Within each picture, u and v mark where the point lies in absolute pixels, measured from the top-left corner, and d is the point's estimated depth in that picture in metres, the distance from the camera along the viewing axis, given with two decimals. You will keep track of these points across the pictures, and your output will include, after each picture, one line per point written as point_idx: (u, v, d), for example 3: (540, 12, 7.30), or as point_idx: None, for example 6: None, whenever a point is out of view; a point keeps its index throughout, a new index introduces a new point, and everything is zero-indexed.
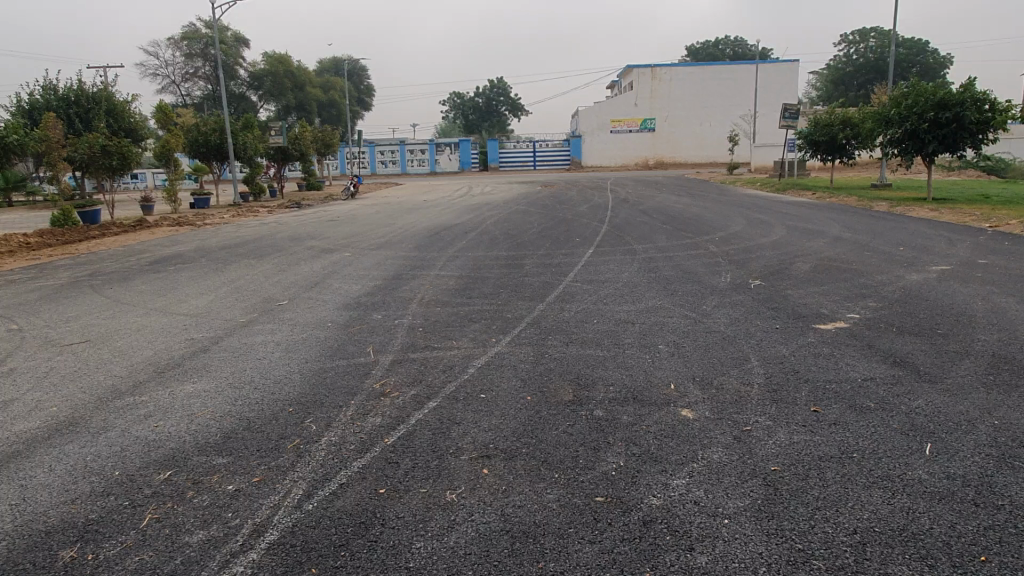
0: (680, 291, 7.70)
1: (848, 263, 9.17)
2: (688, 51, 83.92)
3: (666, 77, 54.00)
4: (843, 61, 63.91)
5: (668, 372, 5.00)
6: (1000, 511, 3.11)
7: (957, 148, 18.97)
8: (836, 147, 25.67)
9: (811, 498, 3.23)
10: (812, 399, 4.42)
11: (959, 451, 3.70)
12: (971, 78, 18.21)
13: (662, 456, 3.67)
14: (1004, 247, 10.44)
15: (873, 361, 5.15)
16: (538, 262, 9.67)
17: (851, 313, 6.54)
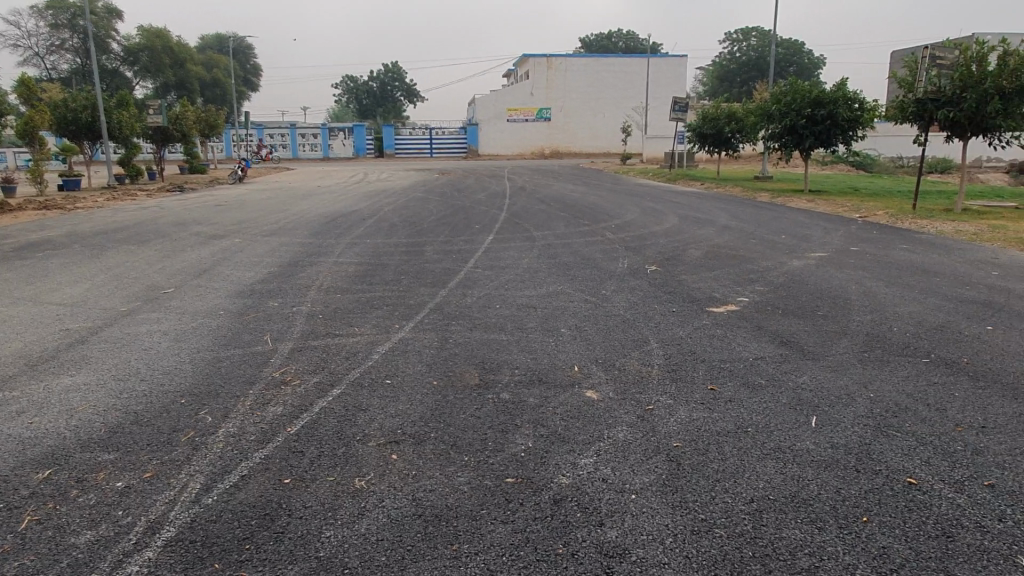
0: (580, 276, 7.84)
1: (736, 250, 9.63)
2: (582, 42, 85.39)
3: (562, 67, 54.81)
4: (728, 58, 66.97)
5: (571, 355, 5.08)
6: (878, 476, 3.37)
7: (831, 143, 20.25)
8: (722, 141, 26.85)
9: (711, 471, 3.37)
10: (709, 378, 4.62)
11: (841, 422, 3.97)
12: (843, 78, 19.49)
13: (570, 437, 3.73)
14: (872, 236, 11.31)
15: (762, 341, 5.44)
16: (439, 249, 9.58)
17: (740, 296, 6.88)
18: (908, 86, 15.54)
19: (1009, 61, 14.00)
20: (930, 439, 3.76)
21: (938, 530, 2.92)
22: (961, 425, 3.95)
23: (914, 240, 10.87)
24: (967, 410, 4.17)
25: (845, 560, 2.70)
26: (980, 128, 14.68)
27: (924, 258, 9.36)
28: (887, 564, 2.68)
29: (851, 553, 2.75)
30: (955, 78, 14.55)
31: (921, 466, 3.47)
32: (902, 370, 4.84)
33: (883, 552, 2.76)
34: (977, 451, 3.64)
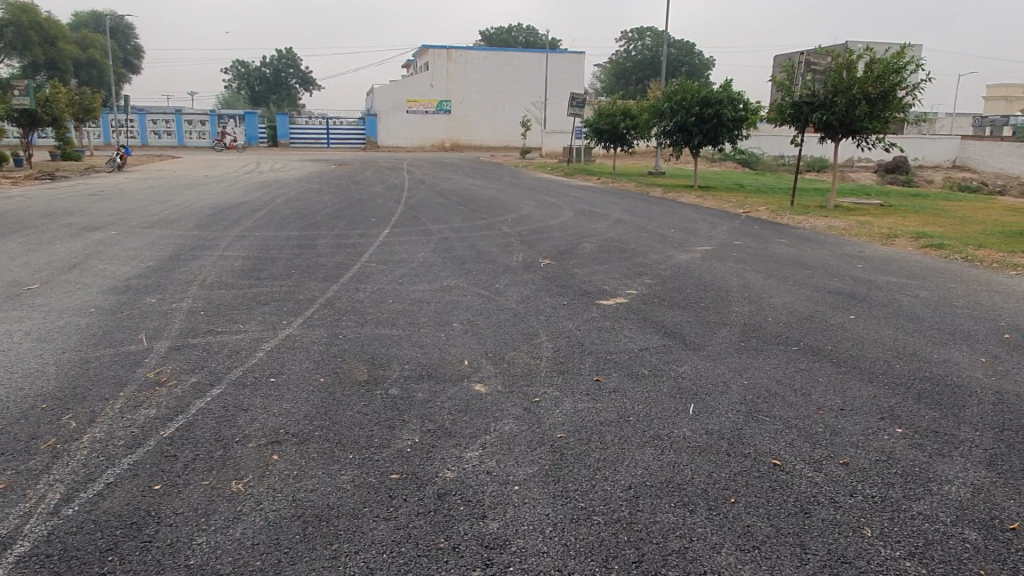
0: (474, 270, 7.86)
1: (627, 244, 9.93)
2: (482, 35, 85.39)
3: (461, 60, 54.67)
4: (624, 57, 68.76)
5: (462, 349, 5.10)
6: (747, 459, 3.57)
7: (717, 141, 21.19)
8: (617, 137, 27.58)
9: (593, 460, 3.48)
10: (595, 369, 4.76)
11: (715, 409, 4.18)
12: (728, 79, 20.43)
13: (457, 431, 3.75)
14: (753, 230, 11.92)
15: (647, 333, 5.64)
16: (331, 242, 9.38)
17: (629, 289, 7.11)
18: (785, 89, 16.44)
19: (875, 68, 15.07)
20: (794, 423, 4.02)
21: (797, 507, 3.13)
22: (823, 408, 4.25)
23: (790, 235, 11.55)
24: (830, 394, 4.48)
25: (713, 540, 2.85)
26: (850, 130, 15.74)
27: (799, 252, 9.96)
28: (750, 541, 2.86)
29: (719, 532, 2.91)
30: (828, 83, 15.52)
31: (785, 447, 3.71)
32: (774, 358, 5.14)
33: (747, 531, 2.93)
34: (836, 433, 3.92)
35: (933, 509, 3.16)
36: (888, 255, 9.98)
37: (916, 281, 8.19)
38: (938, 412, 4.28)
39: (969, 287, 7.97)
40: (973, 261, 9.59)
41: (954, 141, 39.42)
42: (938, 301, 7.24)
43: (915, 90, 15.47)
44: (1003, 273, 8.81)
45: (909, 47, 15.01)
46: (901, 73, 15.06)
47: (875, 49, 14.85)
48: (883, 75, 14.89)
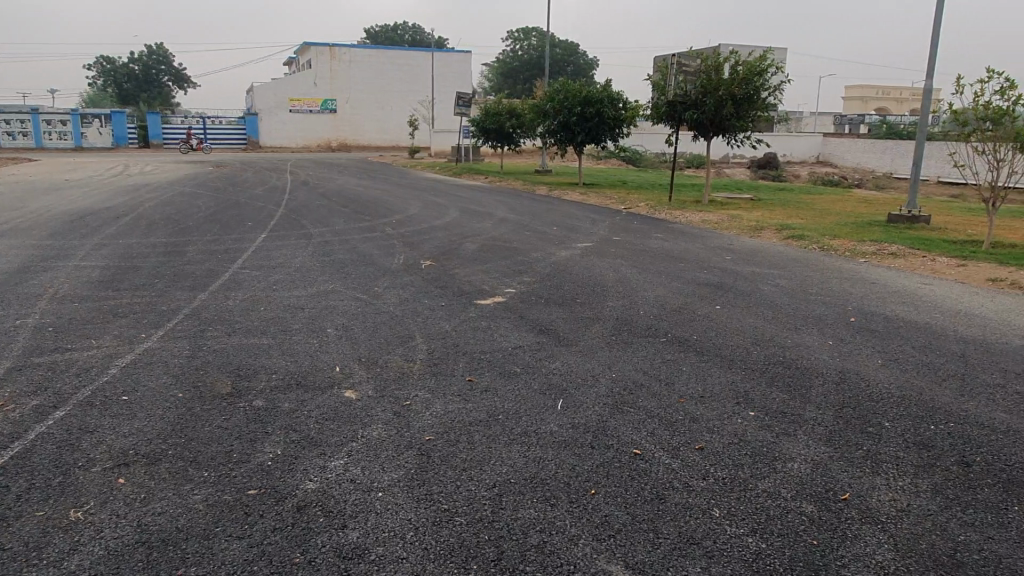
0: (353, 274, 7.72)
1: (510, 242, 10.04)
2: (367, 33, 84.12)
3: (345, 57, 53.62)
4: (511, 56, 69.46)
5: (333, 355, 5.00)
6: (610, 450, 3.68)
7: (600, 139, 21.77)
8: (505, 136, 27.83)
9: (459, 461, 3.50)
10: (468, 370, 4.79)
11: (583, 403, 4.29)
12: (608, 79, 21.06)
13: (322, 439, 3.67)
14: (632, 226, 12.33)
15: (522, 331, 5.73)
16: (202, 249, 8.95)
17: (508, 288, 7.19)
18: (660, 89, 17.09)
19: (740, 71, 15.95)
20: (655, 412, 4.19)
21: (653, 494, 3.27)
22: (684, 396, 4.45)
23: (666, 229, 12.02)
24: (691, 382, 4.70)
25: (571, 532, 2.93)
26: (720, 128, 16.55)
27: (673, 245, 10.39)
28: (606, 531, 2.95)
29: (578, 524, 2.99)
30: (698, 84, 16.28)
31: (647, 437, 3.85)
32: (642, 350, 5.33)
33: (605, 521, 3.02)
34: (695, 419, 4.11)
35: (776, 486, 3.38)
36: (754, 246, 10.57)
37: (778, 271, 8.72)
38: (787, 394, 4.57)
39: (824, 275, 8.55)
40: (829, 250, 10.31)
41: (817, 137, 42.24)
42: (795, 289, 7.73)
43: (777, 92, 16.50)
44: (854, 261, 9.53)
45: (770, 51, 16.00)
46: (764, 75, 16.03)
47: (740, 52, 15.72)
48: (748, 77, 15.80)
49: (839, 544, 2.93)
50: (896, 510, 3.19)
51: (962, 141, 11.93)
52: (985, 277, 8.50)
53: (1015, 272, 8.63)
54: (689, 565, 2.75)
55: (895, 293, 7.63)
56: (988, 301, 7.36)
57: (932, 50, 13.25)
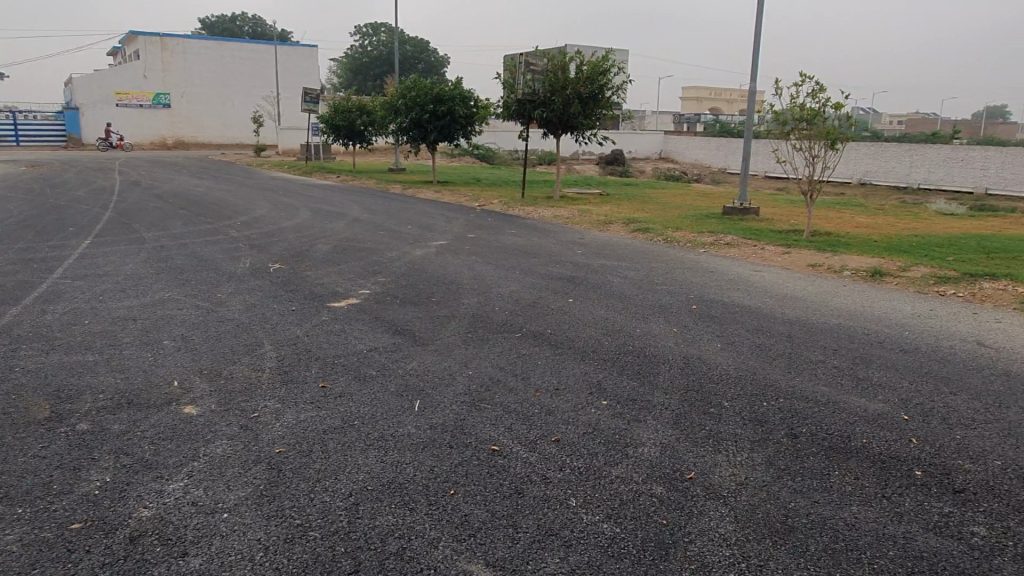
0: (192, 280, 7.23)
1: (363, 242, 9.81)
2: (201, 24, 79.36)
3: (178, 49, 50.25)
4: (359, 52, 68.06)
5: (171, 369, 4.64)
6: (468, 449, 3.67)
7: (452, 137, 21.78)
8: (356, 134, 27.20)
9: (313, 472, 3.34)
10: (320, 375, 4.60)
11: (440, 402, 4.25)
12: (457, 77, 21.14)
13: (159, 461, 3.39)
14: (486, 222, 12.44)
15: (378, 332, 5.60)
16: (13, 258, 8.03)
17: (362, 289, 7.01)
18: (509, 88, 17.37)
19: (585, 70, 16.51)
20: (512, 407, 4.22)
21: (512, 489, 3.28)
22: (540, 390, 4.52)
23: (520, 226, 12.23)
24: (546, 375, 4.79)
25: (430, 536, 2.88)
26: (568, 127, 17.09)
27: (525, 241, 10.59)
28: (466, 530, 2.93)
29: (437, 527, 2.95)
30: (546, 83, 16.67)
31: (504, 433, 3.87)
32: (498, 346, 5.37)
33: (464, 520, 3.00)
34: (550, 412, 4.19)
35: (629, 472, 3.50)
36: (604, 240, 10.99)
37: (626, 263, 9.09)
38: (636, 381, 4.78)
39: (667, 265, 9.04)
40: (671, 242, 10.91)
41: (658, 135, 44.59)
42: (642, 279, 8.10)
43: (620, 91, 17.24)
44: (694, 252, 10.14)
45: (611, 52, 16.67)
46: (607, 75, 16.70)
47: (584, 52, 16.28)
48: (592, 77, 16.40)
49: (686, 520, 3.08)
50: (736, 484, 3.41)
51: (784, 139, 13.03)
52: (806, 262, 9.32)
53: (830, 258, 9.53)
54: (548, 557, 2.78)
55: (731, 280, 8.18)
56: (810, 285, 8.09)
57: (755, 56, 14.37)
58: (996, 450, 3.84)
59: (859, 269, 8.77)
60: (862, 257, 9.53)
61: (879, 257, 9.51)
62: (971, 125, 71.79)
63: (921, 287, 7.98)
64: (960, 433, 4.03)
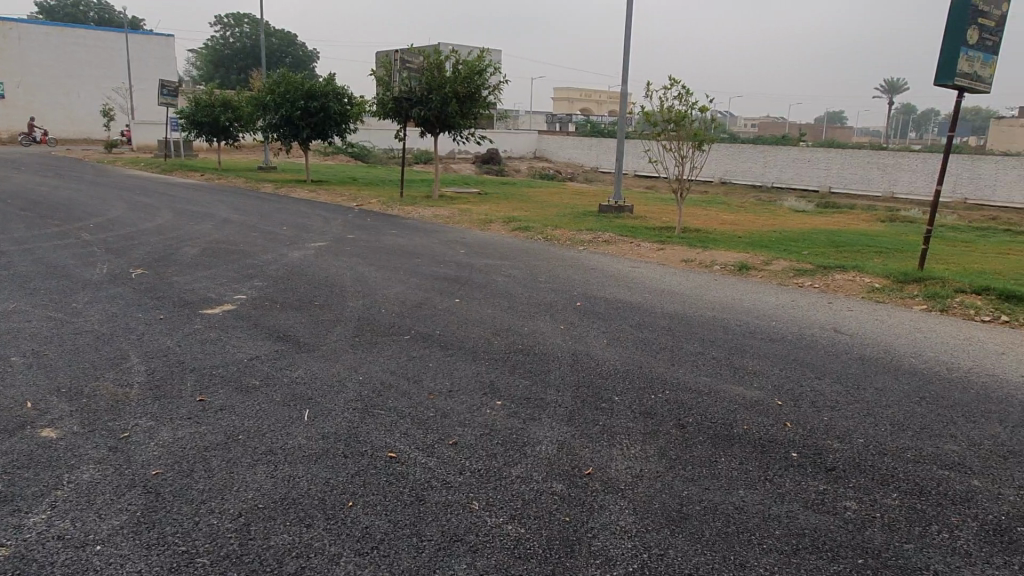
0: (41, 289, 6.57)
1: (235, 245, 9.31)
2: (37, 7, 72.51)
3: (11, 33, 45.66)
4: (220, 43, 64.67)
5: (23, 389, 4.18)
6: (364, 457, 3.55)
7: (325, 134, 21.19)
8: (220, 130, 25.82)
9: (196, 493, 3.12)
10: (197, 389, 4.30)
11: (331, 410, 4.09)
12: (330, 73, 20.56)
13: (14, 493, 3.04)
14: (366, 222, 12.17)
15: (258, 339, 5.32)
16: None
17: (237, 294, 6.64)
18: (384, 85, 17.06)
19: (461, 70, 16.52)
20: (407, 412, 4.13)
21: (413, 497, 3.20)
22: (433, 393, 4.45)
23: (399, 225, 12.04)
24: (438, 377, 4.73)
25: (330, 552, 2.76)
26: (445, 126, 17.03)
27: (407, 241, 10.44)
28: (368, 543, 2.83)
29: (337, 542, 2.82)
30: (423, 81, 16.52)
31: (401, 439, 3.77)
32: (388, 349, 5.25)
33: (366, 532, 2.90)
34: (445, 414, 4.14)
35: (528, 471, 3.51)
36: (486, 239, 11.01)
37: (509, 262, 9.16)
38: (528, 379, 4.81)
39: (550, 264, 9.19)
40: (552, 240, 11.11)
41: (532, 135, 45.40)
42: (527, 278, 8.19)
43: (495, 91, 17.39)
44: (575, 249, 10.38)
45: (487, 52, 16.78)
46: (483, 75, 16.79)
47: (460, 51, 16.27)
48: (469, 77, 16.43)
49: (588, 516, 3.12)
50: (631, 476, 3.50)
51: (654, 140, 13.60)
52: (680, 258, 9.77)
53: (701, 253, 10.03)
54: (455, 563, 2.74)
55: (611, 277, 8.44)
56: (684, 280, 8.49)
57: (625, 59, 14.90)
58: (858, 429, 4.18)
59: (727, 264, 9.30)
60: (730, 252, 10.10)
61: (745, 252, 10.11)
62: (814, 129, 78.08)
63: (783, 279, 8.58)
64: (828, 415, 4.35)
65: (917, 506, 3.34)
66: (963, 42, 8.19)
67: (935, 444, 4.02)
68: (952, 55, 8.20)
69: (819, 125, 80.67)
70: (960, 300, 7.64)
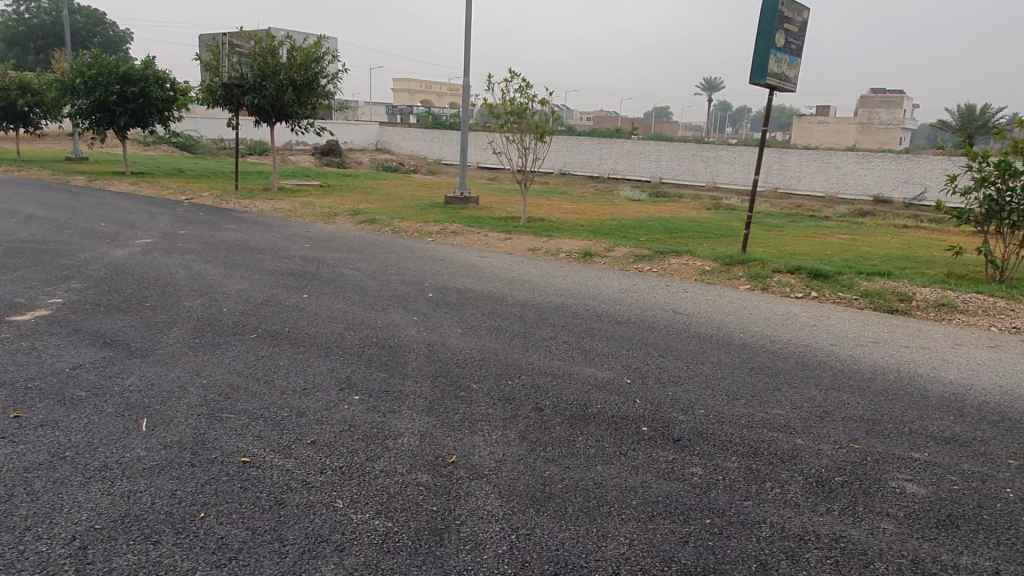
0: None
1: (45, 243, 8.38)
2: None
3: None
4: (13, 19, 57.73)
5: None
6: (214, 464, 3.33)
7: (145, 121, 19.64)
8: (17, 115, 23.06)
9: (17, 519, 2.78)
10: (11, 405, 3.83)
11: (174, 418, 3.80)
12: (150, 56, 19.07)
13: None
14: (198, 217, 11.40)
15: (81, 346, 4.83)
16: None
17: (52, 298, 5.99)
18: (213, 70, 16.00)
19: (296, 57, 15.87)
20: (259, 413, 3.92)
21: (271, 501, 3.05)
22: (286, 392, 4.26)
23: (237, 220, 11.40)
24: (290, 376, 4.53)
25: (183, 567, 2.57)
26: (281, 114, 16.31)
27: (245, 236, 9.91)
28: (225, 554, 2.66)
29: (190, 557, 2.63)
30: (254, 67, 15.68)
31: (254, 442, 3.58)
32: (232, 349, 4.96)
33: (222, 543, 2.73)
34: (300, 413, 3.97)
35: (391, 464, 3.46)
36: (332, 232, 10.70)
37: (359, 255, 8.95)
38: (384, 372, 4.74)
39: (400, 255, 9.07)
40: (399, 232, 10.97)
41: (373, 126, 44.55)
42: (376, 270, 8.05)
43: (333, 81, 16.90)
44: (424, 241, 10.30)
45: (323, 39, 16.24)
46: (320, 63, 16.26)
47: (295, 37, 15.64)
48: (305, 64, 15.84)
49: (456, 504, 3.13)
50: (494, 461, 3.55)
51: (497, 132, 13.80)
52: (527, 247, 10.00)
53: (547, 242, 10.34)
54: (322, 564, 2.64)
55: (462, 267, 8.50)
56: (533, 268, 8.72)
57: (467, 50, 14.98)
58: (699, 400, 4.51)
59: (572, 251, 9.66)
60: (574, 240, 10.50)
61: (588, 239, 10.56)
62: (642, 124, 82.81)
63: (624, 265, 9.01)
64: (672, 389, 4.64)
65: (753, 466, 3.66)
66: (773, 45, 8.98)
67: (764, 410, 4.42)
68: (763, 56, 8.97)
69: (646, 119, 85.72)
70: (777, 279, 8.44)
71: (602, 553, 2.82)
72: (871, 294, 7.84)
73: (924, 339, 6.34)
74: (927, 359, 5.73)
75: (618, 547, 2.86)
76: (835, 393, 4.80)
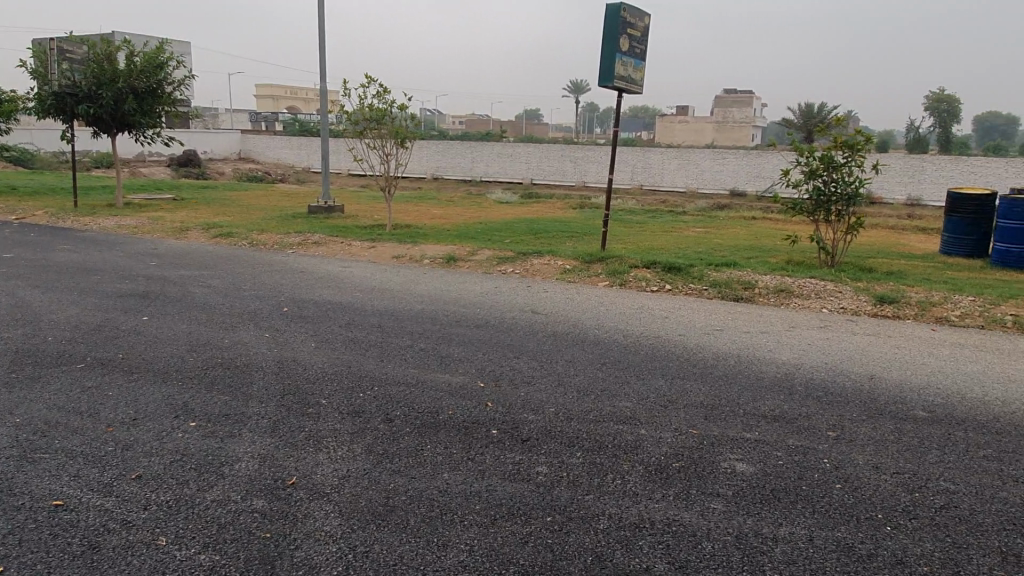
0: None
1: None
2: None
3: None
4: None
5: None
6: (21, 511, 3.04)
7: None
8: None
9: None
10: None
11: None
12: None
13: None
14: (28, 238, 10.45)
15: None
16: None
17: None
18: (41, 78, 14.78)
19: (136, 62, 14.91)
20: (79, 451, 3.62)
21: (84, 545, 2.82)
22: (113, 425, 3.96)
23: (74, 239, 10.58)
24: (119, 407, 4.21)
25: None
26: (123, 124, 15.27)
27: (83, 256, 9.20)
28: None
29: None
30: (89, 74, 14.59)
31: (69, 482, 3.30)
32: (55, 382, 4.56)
33: None
34: (127, 446, 3.71)
35: (225, 492, 3.28)
36: (183, 248, 10.13)
37: (212, 271, 8.54)
38: (227, 394, 4.51)
39: (257, 269, 8.72)
40: (258, 245, 10.54)
41: (235, 134, 42.73)
42: (228, 286, 7.69)
43: (180, 88, 16.03)
44: (283, 253, 9.96)
45: (167, 43, 15.36)
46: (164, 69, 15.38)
47: (135, 42, 14.72)
48: (148, 70, 14.91)
49: (292, 527, 3.01)
50: (337, 479, 3.45)
51: (357, 138, 13.54)
52: (391, 254, 9.87)
53: (412, 248, 10.26)
54: None
55: (322, 278, 8.29)
56: (396, 275, 8.62)
57: (322, 55, 14.64)
58: (550, 399, 4.58)
59: (436, 256, 9.63)
60: (439, 245, 10.47)
61: (453, 244, 10.56)
62: (513, 125, 84.06)
63: (488, 268, 9.08)
64: (524, 390, 4.70)
65: (596, 460, 3.75)
66: (618, 49, 9.33)
67: (612, 403, 4.56)
68: (609, 60, 9.31)
69: (518, 121, 87.13)
70: (633, 274, 8.77)
71: (441, 563, 2.80)
72: (719, 284, 8.29)
73: (763, 323, 6.78)
74: (763, 342, 6.14)
75: (458, 555, 2.85)
76: (679, 381, 5.03)
